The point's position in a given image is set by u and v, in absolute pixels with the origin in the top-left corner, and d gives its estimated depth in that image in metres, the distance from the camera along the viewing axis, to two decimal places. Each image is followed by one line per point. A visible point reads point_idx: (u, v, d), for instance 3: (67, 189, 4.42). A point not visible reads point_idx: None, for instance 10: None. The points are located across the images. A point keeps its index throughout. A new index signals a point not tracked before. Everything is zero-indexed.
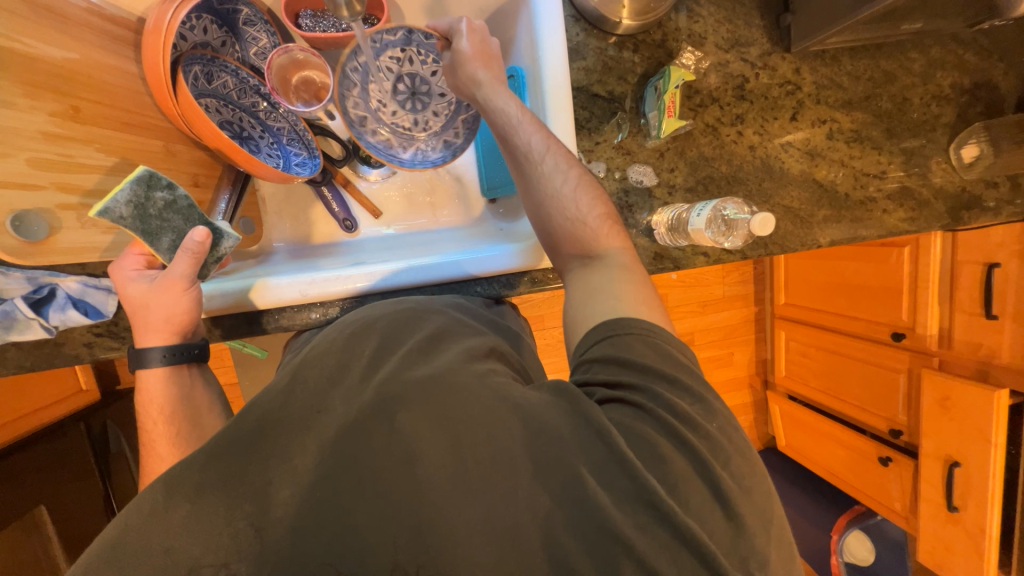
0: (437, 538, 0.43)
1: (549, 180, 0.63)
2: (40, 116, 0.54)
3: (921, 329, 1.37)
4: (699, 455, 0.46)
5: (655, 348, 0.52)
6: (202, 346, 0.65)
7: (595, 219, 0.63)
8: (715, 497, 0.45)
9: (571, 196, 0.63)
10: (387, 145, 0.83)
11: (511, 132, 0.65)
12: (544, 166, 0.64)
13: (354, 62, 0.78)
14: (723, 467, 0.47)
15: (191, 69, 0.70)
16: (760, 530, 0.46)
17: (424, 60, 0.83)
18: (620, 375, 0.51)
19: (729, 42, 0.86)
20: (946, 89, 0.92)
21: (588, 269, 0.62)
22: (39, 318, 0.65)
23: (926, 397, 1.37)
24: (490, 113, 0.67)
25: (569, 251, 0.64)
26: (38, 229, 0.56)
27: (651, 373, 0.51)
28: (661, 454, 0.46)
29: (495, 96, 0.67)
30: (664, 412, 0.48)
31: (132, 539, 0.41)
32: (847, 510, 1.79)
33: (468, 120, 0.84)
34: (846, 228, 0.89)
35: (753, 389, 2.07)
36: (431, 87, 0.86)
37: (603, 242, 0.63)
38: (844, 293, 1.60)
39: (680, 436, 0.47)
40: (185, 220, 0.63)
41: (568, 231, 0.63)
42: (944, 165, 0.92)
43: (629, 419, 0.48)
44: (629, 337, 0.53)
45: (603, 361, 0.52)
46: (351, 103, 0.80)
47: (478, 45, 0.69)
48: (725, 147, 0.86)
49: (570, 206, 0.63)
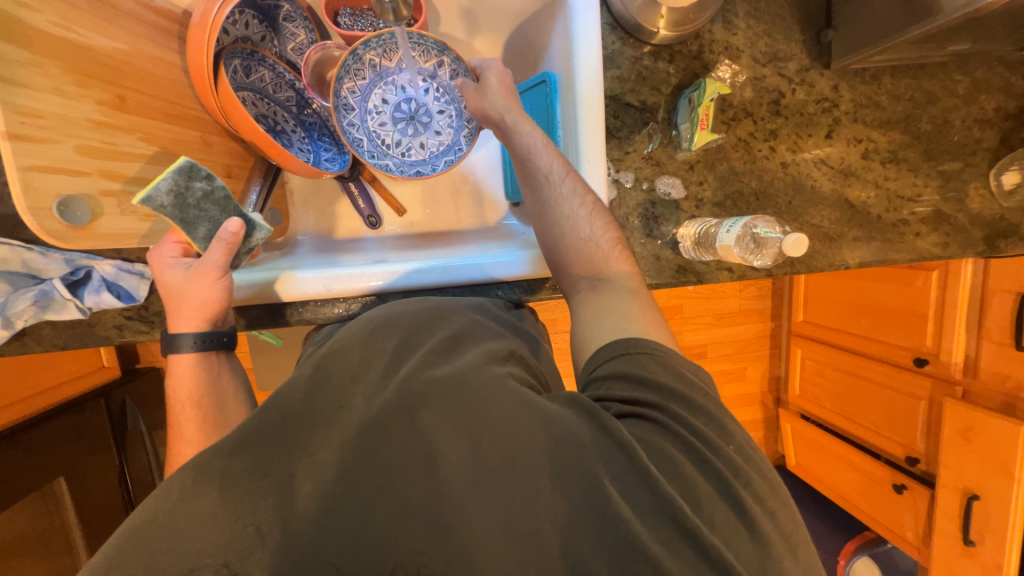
0: (458, 540, 0.43)
1: (564, 203, 0.67)
2: (89, 104, 0.55)
3: (945, 356, 1.34)
4: (719, 473, 0.46)
5: (668, 366, 0.52)
6: (230, 335, 0.66)
7: (606, 242, 0.66)
8: (738, 517, 0.45)
9: (584, 219, 0.66)
10: (357, 143, 0.82)
11: (531, 157, 0.68)
12: (561, 190, 0.67)
13: (374, 59, 0.81)
14: (744, 487, 0.46)
15: (231, 62, 0.71)
16: (784, 552, 0.45)
17: (438, 97, 0.86)
18: (634, 394, 0.51)
19: (767, 56, 0.84)
20: (989, 113, 0.90)
21: (597, 291, 0.63)
22: (75, 298, 0.67)
23: (947, 426, 1.33)
24: (512, 136, 0.70)
25: (579, 272, 0.66)
26: (82, 214, 0.57)
27: (666, 391, 0.50)
28: (682, 471, 0.46)
29: (517, 121, 0.70)
30: (682, 429, 0.48)
31: (158, 522, 0.42)
32: (857, 536, 1.78)
33: (447, 161, 0.84)
34: (876, 250, 0.88)
35: (765, 406, 2.04)
36: (431, 122, 0.87)
37: (613, 265, 0.65)
38: (866, 315, 1.57)
39: (699, 453, 0.47)
40: (221, 211, 0.64)
41: (580, 252, 0.65)
42: (982, 191, 0.89)
43: (649, 435, 0.48)
44: (642, 355, 0.53)
45: (617, 377, 0.52)
46: (348, 87, 0.80)
47: (504, 80, 0.74)
48: (757, 163, 0.85)
49: (584, 228, 0.66)
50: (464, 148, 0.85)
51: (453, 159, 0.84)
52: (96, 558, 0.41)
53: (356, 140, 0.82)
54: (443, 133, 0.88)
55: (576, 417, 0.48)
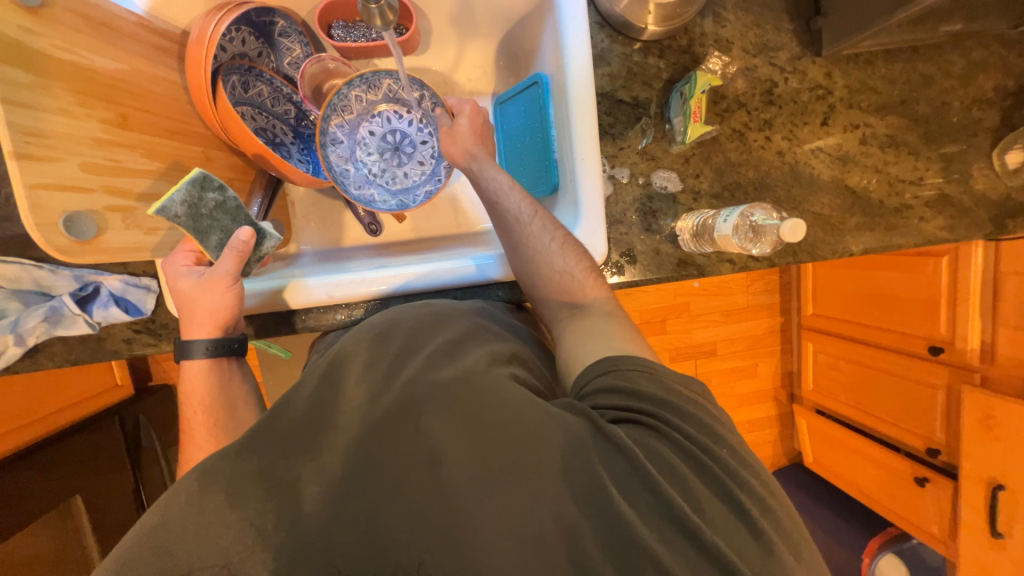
0: (462, 542, 0.42)
1: (534, 242, 0.67)
2: (93, 123, 0.57)
3: (961, 344, 1.31)
4: (714, 475, 0.46)
5: (659, 382, 0.52)
6: (241, 341, 0.67)
7: (580, 272, 0.66)
8: (736, 516, 0.45)
9: (556, 253, 0.67)
10: (343, 174, 0.84)
11: (498, 203, 0.70)
12: (531, 229, 0.68)
13: (360, 95, 0.83)
14: (740, 488, 0.46)
15: (229, 78, 0.73)
16: (786, 549, 0.44)
17: (422, 128, 0.88)
18: (627, 402, 0.50)
19: (758, 47, 0.84)
20: (988, 92, 0.88)
21: (575, 319, 0.64)
22: (84, 314, 0.69)
23: (966, 415, 1.30)
24: (481, 182, 0.72)
25: (557, 300, 0.67)
26: (87, 230, 0.57)
27: (658, 401, 0.50)
28: (680, 473, 0.46)
29: (484, 168, 0.72)
30: (677, 435, 0.48)
31: (157, 532, 0.41)
32: (879, 533, 1.72)
33: (427, 192, 0.87)
34: (880, 236, 0.86)
35: (778, 402, 2.00)
36: (414, 150, 0.88)
37: (589, 293, 0.66)
38: (877, 305, 1.54)
39: (696, 456, 0.47)
40: (233, 220, 0.65)
41: (556, 284, 0.66)
42: (986, 171, 0.88)
43: (646, 439, 0.48)
44: (632, 371, 0.52)
45: (608, 389, 0.51)
46: (335, 122, 0.82)
47: (476, 124, 0.76)
48: (753, 152, 0.84)
49: (557, 261, 0.66)
50: (444, 177, 0.87)
51: (432, 190, 0.86)
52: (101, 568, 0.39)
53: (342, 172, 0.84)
54: (425, 162, 0.89)
55: (575, 420, 0.48)
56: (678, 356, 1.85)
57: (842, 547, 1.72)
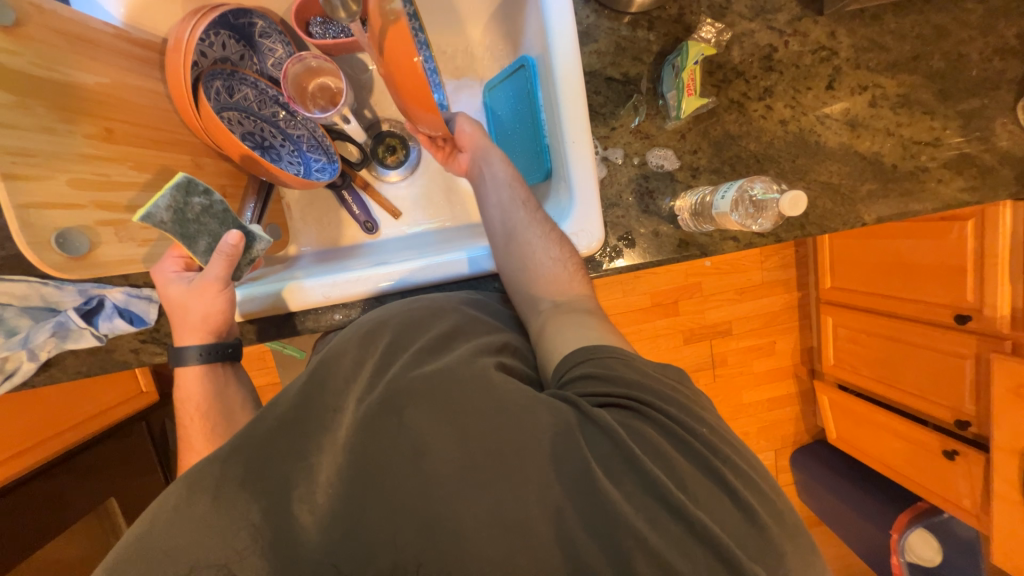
0: (444, 531, 0.42)
1: (529, 229, 0.68)
2: (77, 139, 0.57)
3: (989, 311, 1.25)
4: (698, 453, 0.45)
5: (635, 367, 0.51)
6: (236, 346, 0.69)
7: (571, 266, 0.67)
8: (724, 492, 0.44)
9: (550, 242, 0.67)
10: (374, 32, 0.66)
11: (501, 187, 0.73)
12: (532, 215, 0.69)
13: None
14: (723, 464, 0.45)
15: (212, 84, 0.72)
16: (782, 531, 0.43)
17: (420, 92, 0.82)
18: (608, 389, 0.49)
19: (754, 10, 0.80)
20: (1010, 41, 0.82)
21: (561, 311, 0.63)
22: (90, 327, 0.70)
23: (996, 384, 1.24)
24: (489, 164, 0.74)
25: (543, 291, 0.66)
26: (81, 245, 0.59)
27: (639, 385, 0.49)
28: (664, 452, 0.45)
29: (494, 152, 0.75)
30: (660, 416, 0.47)
31: (151, 537, 0.42)
32: (909, 507, 1.64)
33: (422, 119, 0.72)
34: (894, 203, 0.82)
35: (798, 379, 1.96)
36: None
37: (576, 288, 0.66)
38: (897, 275, 1.47)
39: (679, 436, 0.46)
40: (220, 224, 0.66)
41: (546, 273, 0.66)
42: (1009, 126, 0.82)
43: (630, 421, 0.47)
44: (608, 359, 0.51)
45: (585, 377, 0.50)
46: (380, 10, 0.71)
47: None
48: (753, 123, 0.81)
49: (551, 250, 0.67)
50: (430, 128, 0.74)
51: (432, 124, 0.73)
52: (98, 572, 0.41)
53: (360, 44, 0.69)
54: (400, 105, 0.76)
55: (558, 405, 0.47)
56: (692, 337, 1.82)
57: (868, 523, 1.68)
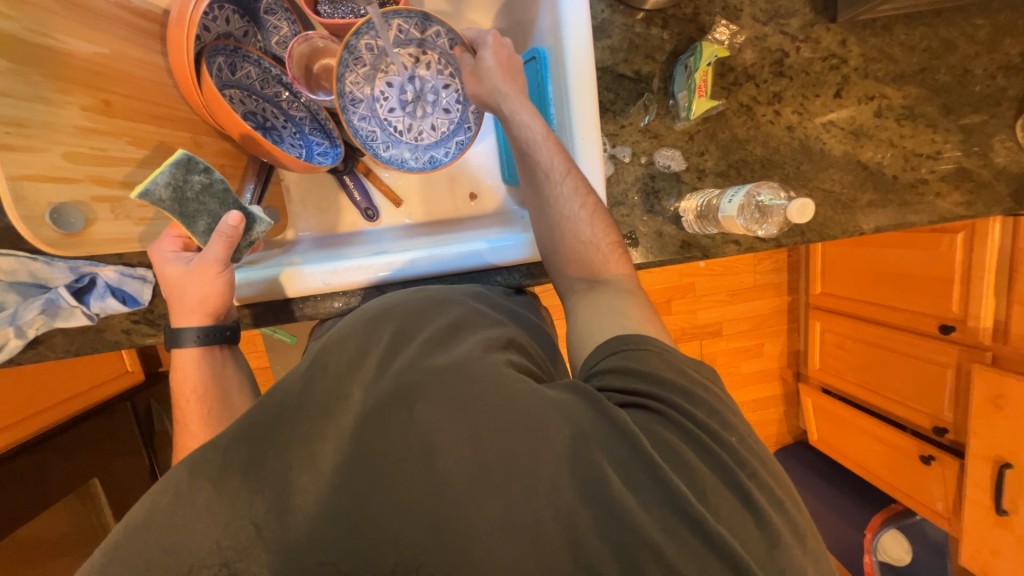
0: (457, 533, 0.42)
1: (566, 203, 0.65)
2: (73, 110, 0.56)
3: (973, 322, 1.28)
4: (721, 462, 0.45)
5: (669, 363, 0.51)
6: (233, 329, 0.67)
7: (606, 246, 0.64)
8: (741, 504, 0.44)
9: (585, 220, 0.65)
10: (370, 136, 0.82)
11: (523, 156, 0.66)
12: (561, 189, 0.65)
13: (370, 43, 0.78)
14: (748, 477, 0.45)
15: (214, 60, 0.70)
16: (790, 537, 0.44)
17: (441, 70, 0.84)
18: (636, 385, 0.50)
19: (768, 14, 0.80)
20: (1015, 58, 0.83)
21: (593, 292, 0.62)
22: (81, 306, 0.69)
23: (975, 394, 1.28)
24: (511, 126, 0.67)
25: (574, 271, 0.65)
26: (75, 221, 0.58)
27: (669, 385, 0.49)
28: (686, 460, 0.45)
29: (516, 110, 0.67)
30: (686, 421, 0.47)
31: (151, 526, 0.41)
32: (881, 509, 1.71)
33: (459, 144, 0.85)
34: (893, 214, 0.83)
35: (784, 381, 1.99)
36: (437, 101, 0.86)
37: (611, 268, 0.64)
38: (886, 283, 1.50)
39: (703, 443, 0.46)
40: (220, 204, 0.64)
41: (580, 253, 0.64)
42: (1008, 143, 0.84)
43: (651, 424, 0.47)
44: (642, 351, 0.52)
45: (616, 371, 0.51)
46: (350, 79, 0.79)
47: (501, 58, 0.71)
48: (761, 128, 0.81)
49: (584, 230, 0.64)
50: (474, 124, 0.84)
51: (464, 141, 0.84)
52: (96, 557, 0.41)
53: (369, 130, 0.82)
54: (451, 109, 0.86)
55: (577, 406, 0.48)
56: (684, 336, 1.84)
57: (844, 524, 1.74)
